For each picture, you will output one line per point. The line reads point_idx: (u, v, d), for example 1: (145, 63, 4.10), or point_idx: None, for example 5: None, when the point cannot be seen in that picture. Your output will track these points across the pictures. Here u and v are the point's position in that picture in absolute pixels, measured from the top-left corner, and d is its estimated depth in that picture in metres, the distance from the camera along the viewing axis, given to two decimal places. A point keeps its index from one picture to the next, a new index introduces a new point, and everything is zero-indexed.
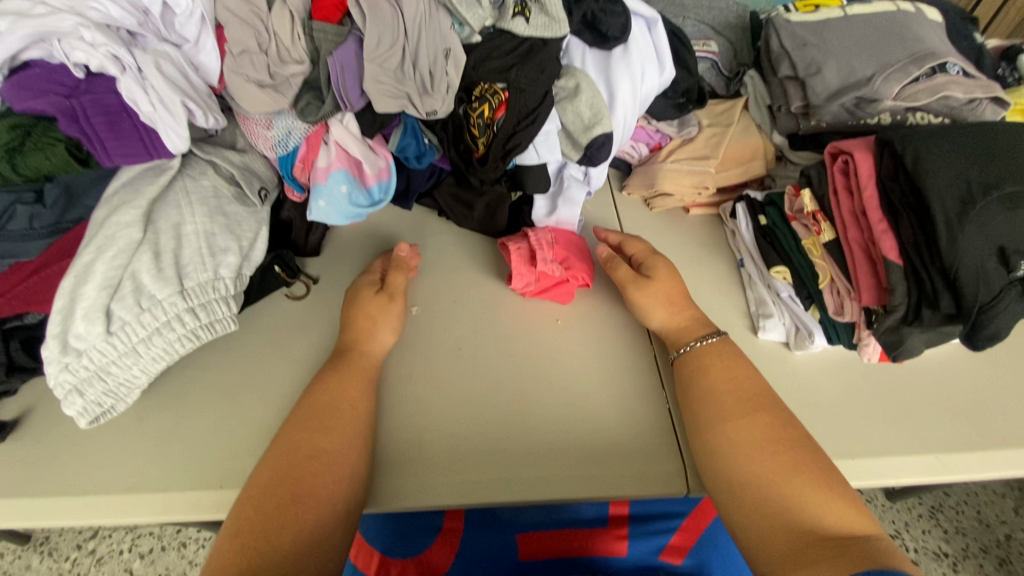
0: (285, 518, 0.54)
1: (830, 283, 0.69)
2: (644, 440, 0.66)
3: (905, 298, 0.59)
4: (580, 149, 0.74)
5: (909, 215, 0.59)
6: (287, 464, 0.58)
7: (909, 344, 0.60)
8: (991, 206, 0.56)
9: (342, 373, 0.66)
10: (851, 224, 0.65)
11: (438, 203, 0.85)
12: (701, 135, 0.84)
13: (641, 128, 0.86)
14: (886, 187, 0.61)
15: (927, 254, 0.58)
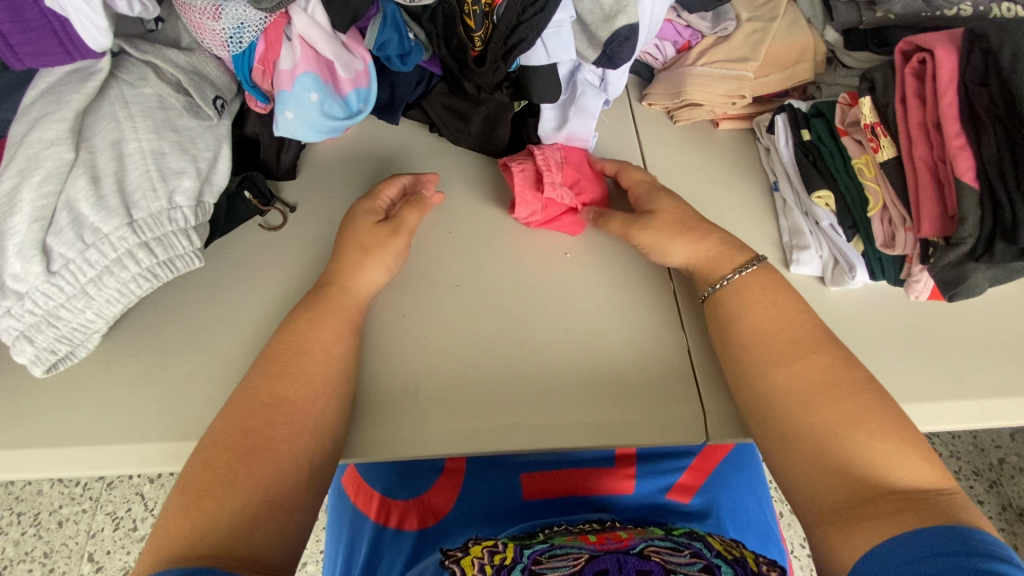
0: (239, 470, 0.49)
1: (881, 211, 0.60)
2: (662, 386, 0.61)
3: (976, 229, 0.51)
4: (598, 47, 0.61)
5: (995, 128, 0.49)
6: (244, 411, 0.52)
7: (971, 281, 0.53)
8: None
9: (320, 313, 0.59)
10: (919, 140, 0.54)
11: (429, 117, 0.74)
12: (739, 31, 0.71)
13: (668, 23, 0.73)
14: (971, 93, 0.50)
15: (1011, 176, 0.48)
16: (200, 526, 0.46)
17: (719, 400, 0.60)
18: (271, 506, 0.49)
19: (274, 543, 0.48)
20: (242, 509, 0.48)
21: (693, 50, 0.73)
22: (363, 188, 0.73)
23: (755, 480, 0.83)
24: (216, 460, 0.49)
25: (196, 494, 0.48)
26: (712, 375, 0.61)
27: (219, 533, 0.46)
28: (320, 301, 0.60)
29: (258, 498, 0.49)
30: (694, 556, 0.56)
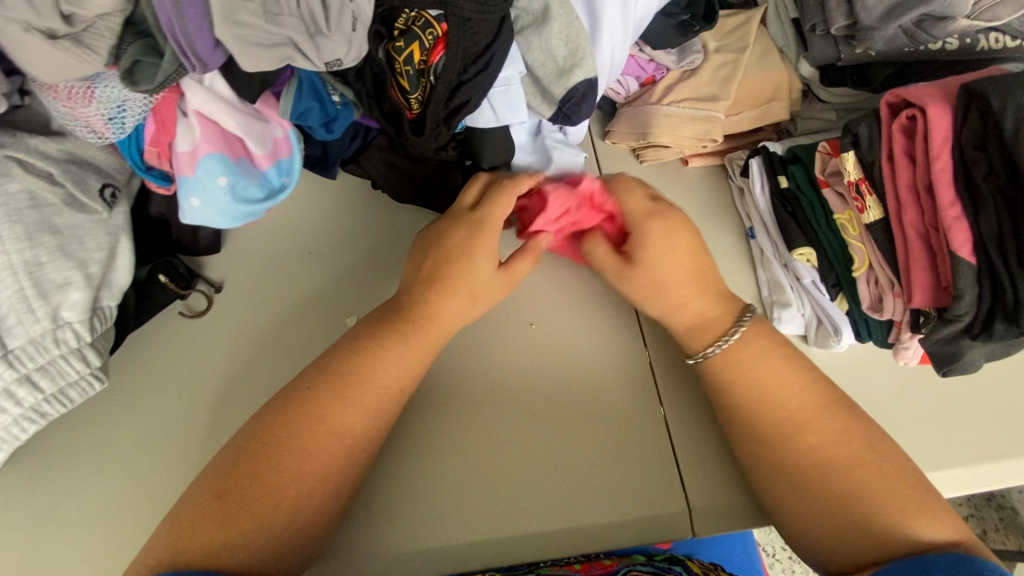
0: (270, 482, 0.45)
1: (867, 271, 0.55)
2: (643, 474, 0.55)
3: (973, 307, 0.47)
4: (553, 103, 0.54)
5: (994, 199, 0.45)
6: (286, 426, 0.47)
7: (967, 356, 0.50)
8: None
9: (381, 327, 0.53)
10: (909, 204, 0.50)
11: (369, 174, 0.65)
12: (707, 64, 0.65)
13: (630, 58, 0.66)
14: (967, 157, 0.46)
15: (1012, 252, 0.44)
16: (216, 539, 0.43)
17: (705, 486, 0.55)
18: (298, 524, 0.46)
19: (286, 565, 0.46)
20: (263, 525, 0.44)
21: (659, 85, 0.67)
22: (298, 259, 0.65)
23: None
24: (249, 469, 0.46)
25: (220, 501, 0.44)
26: (697, 457, 0.56)
27: (235, 546, 0.43)
28: (385, 328, 0.53)
29: (285, 517, 0.45)
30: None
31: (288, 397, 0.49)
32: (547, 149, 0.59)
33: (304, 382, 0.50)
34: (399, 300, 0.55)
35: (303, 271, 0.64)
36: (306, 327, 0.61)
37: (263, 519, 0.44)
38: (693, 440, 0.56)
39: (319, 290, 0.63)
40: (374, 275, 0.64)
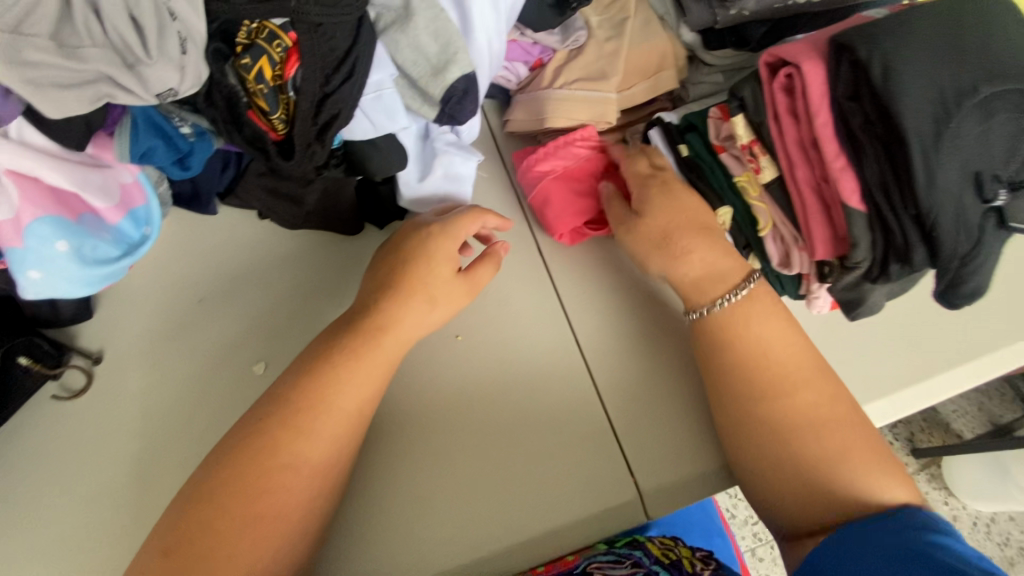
0: (233, 521, 0.42)
1: (772, 230, 0.56)
2: (591, 467, 0.55)
3: (870, 253, 0.48)
4: (436, 105, 0.50)
5: (874, 148, 0.45)
6: (241, 464, 0.45)
7: (869, 298, 0.53)
8: (968, 119, 0.44)
9: (334, 345, 0.50)
10: (800, 161, 0.50)
11: (252, 204, 0.59)
12: (591, 41, 0.64)
13: (513, 43, 0.64)
14: (846, 111, 0.46)
15: (897, 196, 0.45)
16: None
17: (655, 468, 0.55)
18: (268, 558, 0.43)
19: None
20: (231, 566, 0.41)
21: (548, 68, 0.65)
22: (188, 309, 0.58)
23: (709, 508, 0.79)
24: (207, 512, 0.43)
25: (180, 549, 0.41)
26: (643, 441, 0.56)
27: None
28: (337, 347, 0.50)
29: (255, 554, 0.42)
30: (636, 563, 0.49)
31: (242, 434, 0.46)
32: (437, 154, 0.55)
33: (258, 415, 0.48)
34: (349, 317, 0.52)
35: (194, 322, 0.58)
36: (207, 385, 0.55)
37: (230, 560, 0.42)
38: (637, 425, 0.57)
39: (217, 340, 0.57)
40: (278, 311, 0.59)
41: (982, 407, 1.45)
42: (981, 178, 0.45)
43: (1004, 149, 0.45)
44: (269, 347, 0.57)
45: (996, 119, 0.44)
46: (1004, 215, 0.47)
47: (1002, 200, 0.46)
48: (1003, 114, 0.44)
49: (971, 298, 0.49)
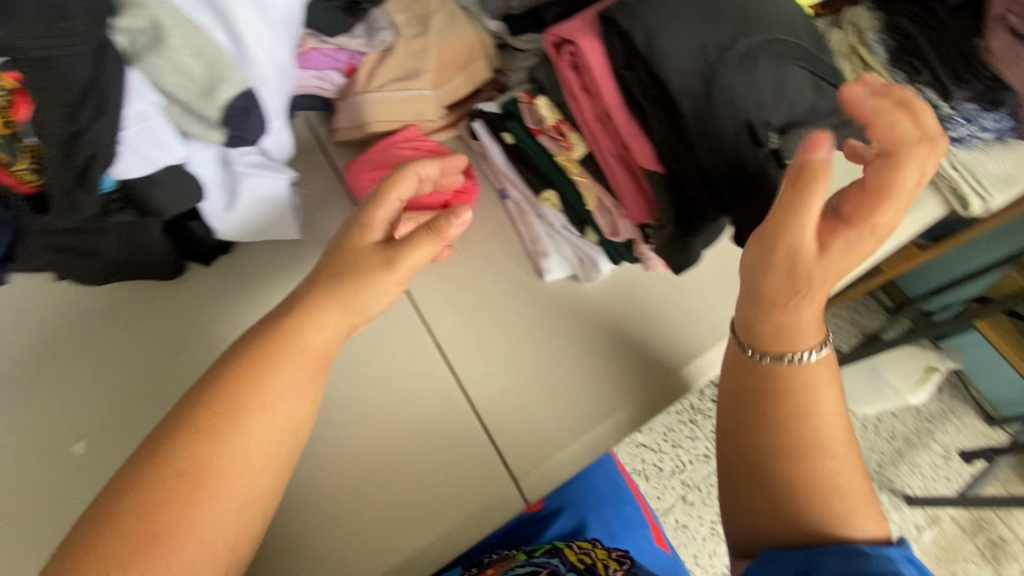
0: (134, 564, 0.36)
1: (598, 202, 0.58)
2: (463, 467, 0.55)
3: (671, 210, 0.52)
4: (219, 127, 0.46)
5: (656, 112, 0.49)
6: (150, 494, 0.38)
7: (690, 253, 0.53)
8: (732, 74, 0.47)
9: (250, 346, 0.44)
10: (599, 133, 0.52)
11: (41, 266, 0.52)
12: (399, 40, 0.62)
13: (315, 52, 0.62)
14: (625, 80, 0.49)
15: (682, 154, 0.49)
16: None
17: (525, 454, 0.56)
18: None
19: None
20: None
21: (361, 72, 0.63)
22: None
23: (620, 479, 0.83)
24: (100, 557, 0.36)
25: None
26: (510, 431, 0.57)
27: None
28: (262, 346, 0.44)
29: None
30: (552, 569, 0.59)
31: (151, 459, 0.40)
32: (239, 180, 0.52)
33: (177, 417, 0.42)
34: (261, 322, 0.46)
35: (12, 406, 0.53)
36: (38, 470, 0.51)
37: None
38: (503, 415, 0.58)
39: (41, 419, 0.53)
40: (110, 375, 0.55)
41: (853, 320, 1.61)
42: (755, 125, 0.48)
43: (769, 97, 0.49)
44: (103, 416, 0.54)
45: (755, 71, 0.49)
46: (783, 156, 0.50)
47: (776, 143, 0.50)
48: (763, 63, 0.49)
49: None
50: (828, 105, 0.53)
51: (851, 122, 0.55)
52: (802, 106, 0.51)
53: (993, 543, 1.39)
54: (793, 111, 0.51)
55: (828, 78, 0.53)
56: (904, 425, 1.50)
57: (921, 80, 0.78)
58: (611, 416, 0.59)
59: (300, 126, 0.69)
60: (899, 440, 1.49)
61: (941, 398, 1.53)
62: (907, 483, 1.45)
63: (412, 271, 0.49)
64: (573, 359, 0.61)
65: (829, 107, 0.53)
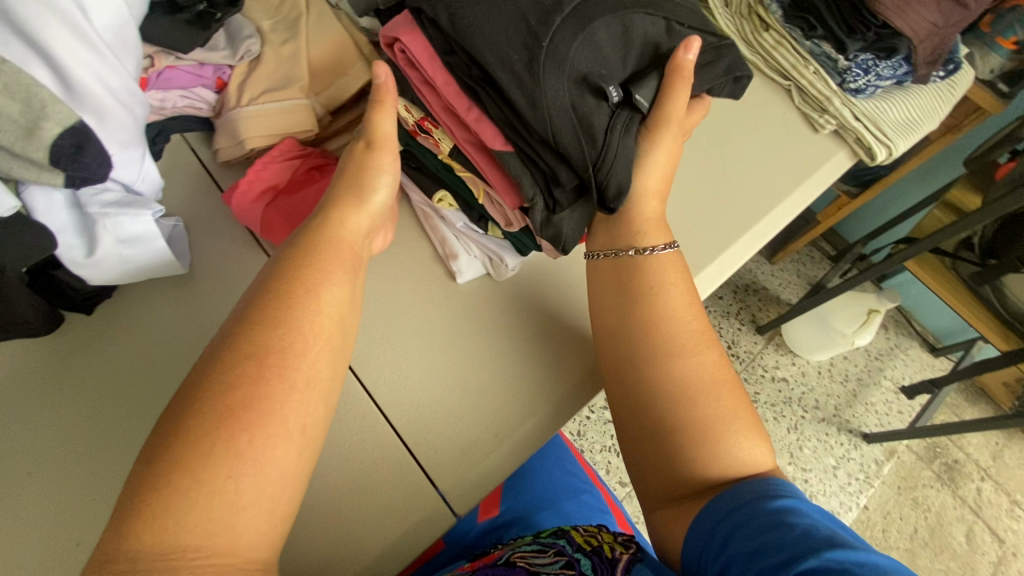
0: (214, 446, 0.38)
1: (487, 197, 0.58)
2: (394, 481, 0.53)
3: (534, 186, 0.53)
4: (55, 170, 0.42)
5: (488, 91, 0.52)
6: (242, 369, 0.41)
7: (566, 229, 0.55)
8: (555, 39, 0.49)
9: (315, 225, 0.51)
10: (451, 123, 0.55)
11: None
12: (267, 47, 0.60)
13: (174, 70, 0.57)
14: (453, 67, 0.52)
15: (523, 130, 0.52)
16: (161, 541, 0.35)
17: (452, 462, 0.55)
18: (255, 487, 0.38)
19: (255, 561, 0.38)
20: (213, 503, 0.36)
21: (231, 87, 0.60)
22: None
23: (576, 469, 0.83)
24: (174, 450, 0.37)
25: (150, 498, 0.35)
26: (436, 441, 0.55)
27: (194, 539, 0.35)
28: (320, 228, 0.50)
29: (247, 482, 0.38)
30: (557, 552, 0.53)
31: (231, 340, 0.43)
32: (96, 221, 0.48)
33: (248, 315, 0.45)
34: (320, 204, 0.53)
35: None
36: None
37: (219, 495, 0.37)
38: (428, 427, 0.56)
39: None
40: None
41: (800, 274, 1.62)
42: (590, 82, 0.51)
43: (607, 56, 0.52)
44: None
45: (584, 32, 0.50)
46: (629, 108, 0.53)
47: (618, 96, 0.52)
48: (599, 24, 0.51)
49: (622, 197, 0.53)
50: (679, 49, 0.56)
51: (709, 63, 0.57)
52: (640, 61, 0.55)
53: (947, 466, 1.46)
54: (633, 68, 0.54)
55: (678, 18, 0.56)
56: (855, 366, 1.55)
57: (815, 35, 0.79)
58: (537, 411, 0.58)
59: (179, 149, 0.64)
60: (853, 381, 1.53)
61: (887, 335, 1.58)
62: (864, 422, 1.50)
63: (390, 141, 0.55)
64: (493, 360, 0.59)
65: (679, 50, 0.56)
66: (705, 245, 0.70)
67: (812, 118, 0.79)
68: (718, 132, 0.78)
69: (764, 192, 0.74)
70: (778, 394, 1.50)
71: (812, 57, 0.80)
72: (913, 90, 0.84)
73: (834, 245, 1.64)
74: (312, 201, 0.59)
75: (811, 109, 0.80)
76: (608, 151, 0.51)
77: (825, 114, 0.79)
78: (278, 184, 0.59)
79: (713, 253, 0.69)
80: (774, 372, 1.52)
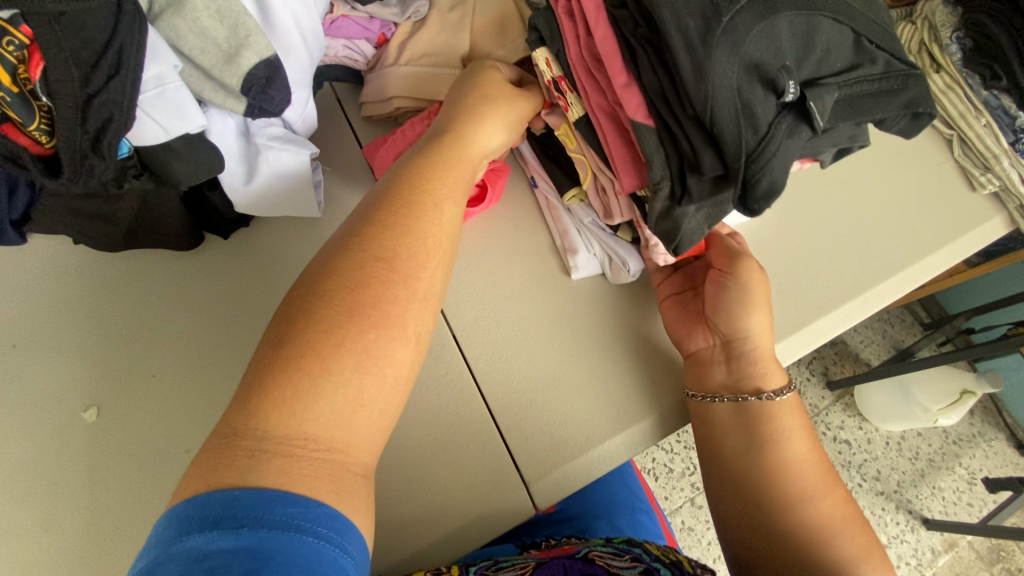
0: (343, 342, 0.37)
1: (593, 179, 0.56)
2: (478, 459, 0.53)
3: (665, 170, 0.46)
4: (239, 96, 0.44)
5: (646, 54, 0.44)
6: (371, 270, 0.40)
7: (686, 227, 0.48)
8: (744, 13, 0.41)
9: (440, 139, 0.49)
10: (590, 86, 0.49)
11: (58, 229, 0.50)
12: (433, 10, 0.60)
13: (346, 19, 0.58)
14: (618, 20, 0.45)
15: (675, 101, 0.43)
16: (285, 426, 0.34)
17: (533, 456, 0.54)
18: (376, 387, 0.38)
19: (360, 465, 0.37)
20: (339, 395, 0.36)
21: (392, 45, 0.61)
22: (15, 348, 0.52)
23: (637, 487, 0.79)
24: (297, 342, 0.36)
25: (277, 380, 0.35)
26: (526, 430, 0.55)
27: (318, 429, 0.35)
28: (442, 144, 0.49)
29: (369, 382, 0.37)
30: (635, 558, 0.51)
31: (361, 239, 0.41)
32: (260, 152, 0.50)
33: (371, 211, 0.43)
34: (445, 121, 0.51)
35: (27, 362, 0.52)
36: (49, 434, 0.50)
37: (339, 387, 0.36)
38: (517, 416, 0.55)
39: (57, 382, 0.51)
40: (127, 340, 0.54)
41: (886, 334, 1.51)
42: (764, 71, 0.41)
43: (789, 48, 0.42)
44: (119, 381, 0.52)
45: (775, 16, 0.42)
46: (802, 111, 0.43)
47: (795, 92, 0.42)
48: (787, 13, 0.42)
49: (770, 200, 0.43)
50: (869, 69, 0.46)
51: (894, 91, 0.47)
52: (826, 65, 0.45)
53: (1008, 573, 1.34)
54: (820, 66, 0.44)
55: (870, 36, 0.46)
56: (930, 445, 1.42)
57: (997, 85, 0.70)
58: (631, 425, 0.56)
59: (327, 96, 0.66)
60: (923, 460, 1.41)
61: (971, 421, 1.45)
62: (927, 506, 1.38)
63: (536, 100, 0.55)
64: (592, 363, 0.58)
65: (866, 70, 0.46)
66: (826, 290, 0.65)
67: (972, 176, 0.74)
68: (860, 173, 0.73)
69: (902, 245, 0.69)
70: (837, 456, 1.40)
71: (987, 108, 0.72)
72: None
73: (930, 313, 1.51)
74: None
75: (972, 164, 0.74)
76: (765, 147, 0.42)
77: (987, 172, 0.73)
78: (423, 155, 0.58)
79: (835, 301, 0.65)
80: (836, 433, 1.42)
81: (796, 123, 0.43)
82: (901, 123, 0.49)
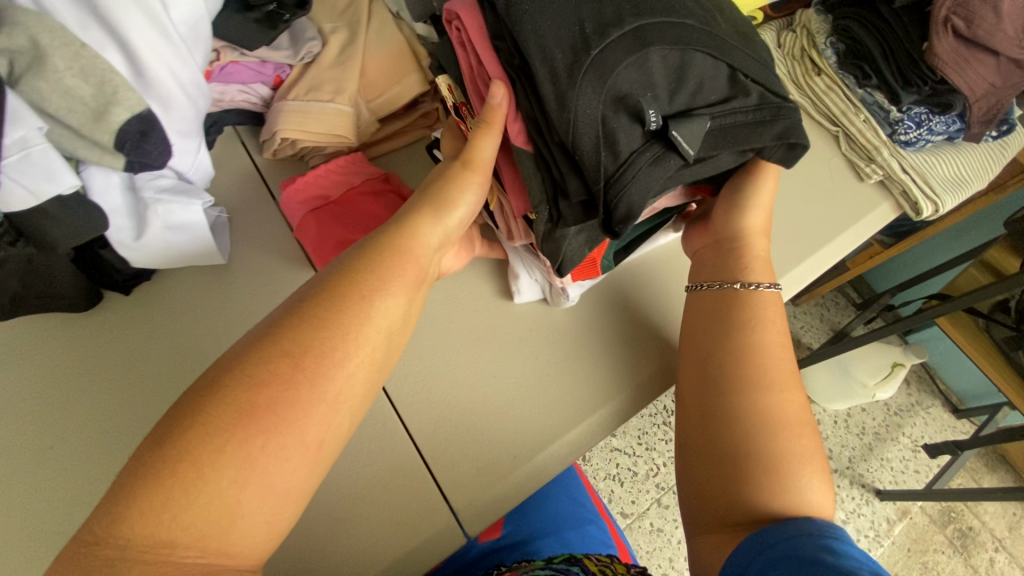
0: (286, 407, 0.35)
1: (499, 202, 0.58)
2: (406, 493, 0.53)
3: (543, 193, 0.48)
4: (118, 153, 0.43)
5: (521, 83, 0.46)
6: (328, 343, 0.38)
7: (567, 247, 0.51)
8: (608, 48, 0.44)
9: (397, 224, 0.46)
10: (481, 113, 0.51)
11: None
12: (327, 49, 0.61)
13: (237, 66, 0.59)
14: (498, 49, 0.48)
15: (546, 127, 0.46)
16: (154, 534, 0.31)
17: (463, 484, 0.53)
18: (304, 465, 0.36)
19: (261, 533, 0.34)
20: (268, 465, 0.34)
21: (286, 85, 0.61)
22: None
23: (585, 499, 0.80)
24: (240, 406, 0.34)
25: (179, 463, 0.31)
26: (453, 458, 0.54)
27: (232, 499, 0.32)
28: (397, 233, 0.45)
29: (301, 462, 0.35)
30: None
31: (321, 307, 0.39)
32: (148, 206, 0.49)
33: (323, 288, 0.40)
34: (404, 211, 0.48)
35: None
36: None
37: (255, 485, 0.33)
38: (443, 443, 0.55)
39: None
40: (24, 410, 0.51)
41: (823, 317, 1.58)
42: (628, 102, 0.45)
43: (659, 79, 0.45)
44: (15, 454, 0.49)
45: (643, 52, 0.45)
46: (667, 140, 0.46)
47: (657, 121, 0.45)
48: (658, 46, 0.45)
49: (630, 224, 0.46)
50: (745, 99, 0.48)
51: (767, 122, 0.49)
52: (700, 96, 0.47)
53: (960, 532, 1.40)
54: (694, 96, 0.47)
55: (746, 70, 0.48)
56: (873, 419, 1.49)
57: (869, 83, 0.76)
58: (558, 439, 0.57)
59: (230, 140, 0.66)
60: (869, 435, 1.48)
61: (908, 391, 1.53)
62: (878, 477, 1.44)
63: (486, 165, 0.49)
64: (516, 382, 0.58)
65: (739, 102, 0.48)
66: None
67: (858, 167, 0.78)
68: None
69: (803, 236, 0.73)
70: None
71: (864, 105, 0.78)
72: (964, 146, 0.80)
73: (860, 293, 1.59)
74: (365, 214, 0.59)
75: (857, 157, 0.78)
76: (622, 175, 0.45)
77: (871, 163, 0.78)
78: (331, 197, 0.61)
79: None
80: None
81: (660, 154, 0.46)
82: (777, 152, 0.50)
